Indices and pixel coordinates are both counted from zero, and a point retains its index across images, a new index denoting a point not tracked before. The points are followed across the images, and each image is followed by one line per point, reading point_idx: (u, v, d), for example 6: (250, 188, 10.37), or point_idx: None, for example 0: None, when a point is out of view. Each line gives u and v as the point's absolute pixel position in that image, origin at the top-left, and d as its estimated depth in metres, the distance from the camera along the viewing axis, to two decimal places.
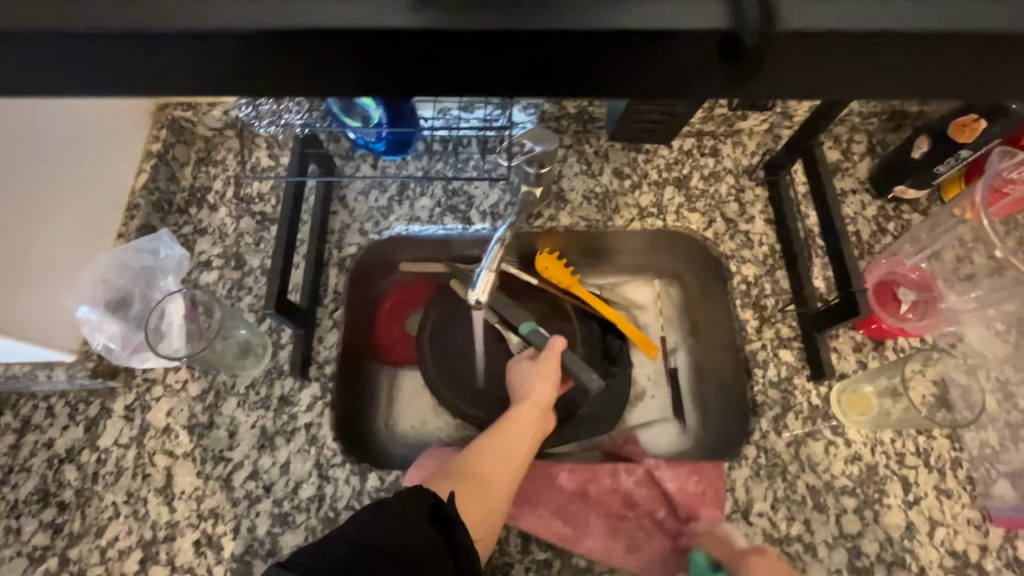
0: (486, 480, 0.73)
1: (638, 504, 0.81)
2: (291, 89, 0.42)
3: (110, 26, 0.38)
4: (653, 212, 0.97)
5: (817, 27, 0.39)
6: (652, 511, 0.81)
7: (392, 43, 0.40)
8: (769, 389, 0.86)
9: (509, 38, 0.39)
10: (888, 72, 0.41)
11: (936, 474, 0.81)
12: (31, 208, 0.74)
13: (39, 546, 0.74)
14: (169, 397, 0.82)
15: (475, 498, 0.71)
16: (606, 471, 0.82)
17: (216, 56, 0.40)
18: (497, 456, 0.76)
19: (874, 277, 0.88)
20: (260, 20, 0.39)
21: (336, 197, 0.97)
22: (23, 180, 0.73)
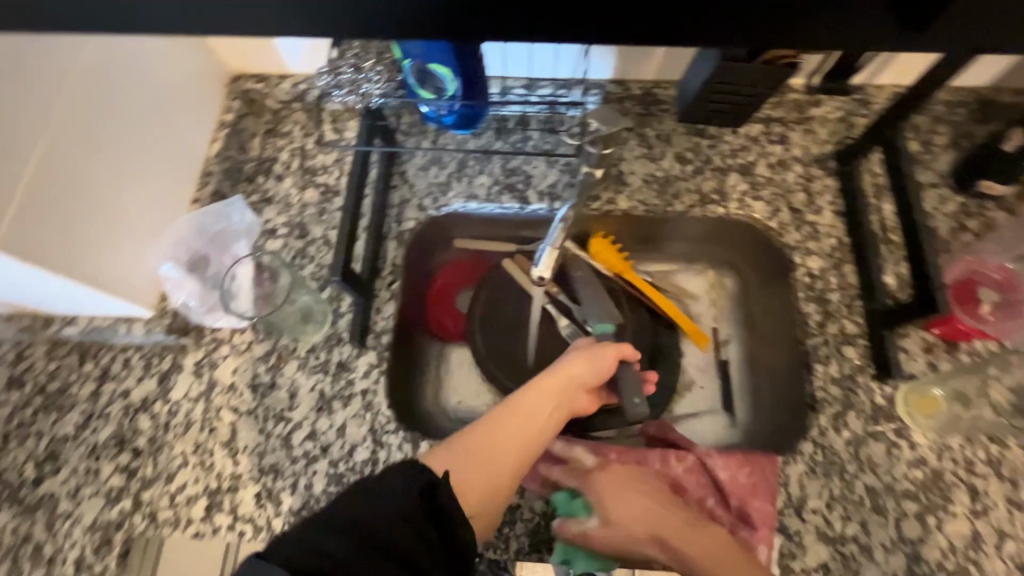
0: (494, 455, 0.66)
1: (688, 490, 0.80)
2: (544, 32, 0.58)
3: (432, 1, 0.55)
4: (716, 198, 0.95)
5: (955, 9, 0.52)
6: (702, 498, 0.80)
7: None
8: (830, 385, 0.83)
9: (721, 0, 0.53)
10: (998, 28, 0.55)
11: (1007, 485, 0.77)
12: (121, 167, 0.79)
13: (115, 487, 0.79)
14: (236, 356, 0.86)
15: (476, 473, 0.64)
16: (656, 456, 0.82)
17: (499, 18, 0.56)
18: (512, 432, 0.68)
19: (952, 277, 0.84)
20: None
21: (396, 171, 0.97)
22: (114, 139, 0.77)
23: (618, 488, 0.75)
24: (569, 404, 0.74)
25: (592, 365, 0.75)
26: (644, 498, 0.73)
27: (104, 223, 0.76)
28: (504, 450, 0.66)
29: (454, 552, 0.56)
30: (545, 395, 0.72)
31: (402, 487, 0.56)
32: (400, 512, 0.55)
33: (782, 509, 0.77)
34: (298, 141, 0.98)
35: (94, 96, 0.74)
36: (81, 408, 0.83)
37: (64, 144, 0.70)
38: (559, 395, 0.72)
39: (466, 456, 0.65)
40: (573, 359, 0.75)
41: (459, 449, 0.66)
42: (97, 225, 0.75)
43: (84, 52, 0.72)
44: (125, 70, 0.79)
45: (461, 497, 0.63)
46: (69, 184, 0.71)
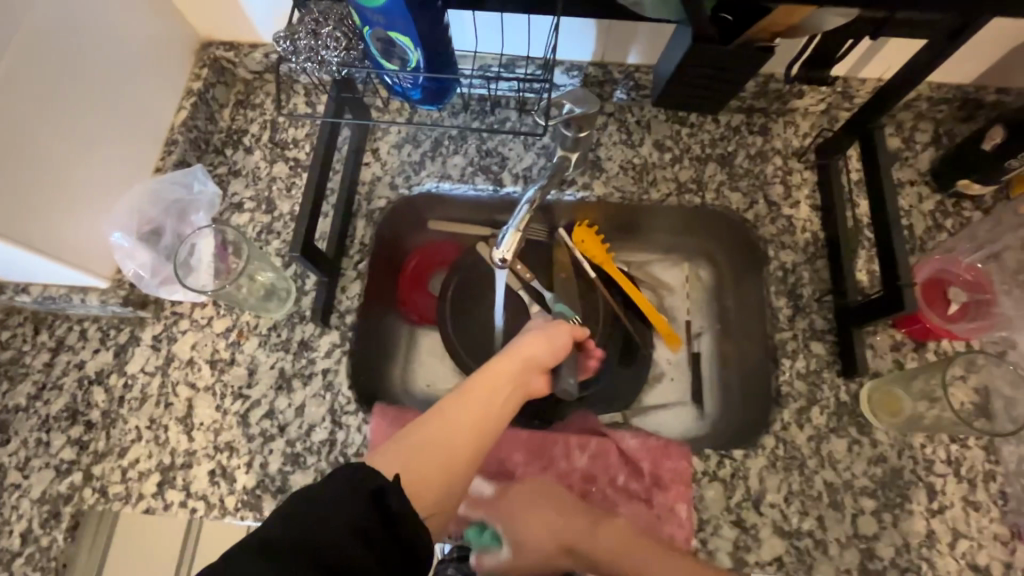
0: (446, 448, 0.63)
1: (596, 477, 0.80)
2: None
3: None
4: (692, 187, 0.93)
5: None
6: (612, 478, 0.80)
7: None
8: (796, 379, 0.82)
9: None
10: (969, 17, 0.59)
11: (966, 485, 0.77)
12: (68, 130, 0.74)
13: (66, 460, 0.78)
14: (196, 331, 0.84)
15: (427, 468, 0.62)
16: (559, 454, 0.81)
17: None
18: (464, 420, 0.66)
19: (923, 275, 0.83)
20: None
21: (368, 148, 0.95)
22: (62, 100, 0.73)
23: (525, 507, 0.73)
24: (524, 388, 0.73)
25: (548, 346, 0.77)
26: (546, 511, 0.72)
27: (48, 189, 0.72)
28: (456, 441, 0.64)
29: (409, 556, 0.54)
30: (499, 380, 0.71)
31: (352, 496, 0.53)
32: (347, 522, 0.52)
33: (740, 502, 0.76)
34: (270, 114, 0.96)
35: (40, 53, 0.70)
36: (34, 379, 0.81)
37: (1, 103, 0.66)
38: (515, 380, 0.72)
39: (413, 452, 0.62)
40: (528, 343, 0.75)
41: (406, 447, 0.63)
42: (40, 190, 0.71)
43: (34, 7, 0.68)
44: (79, 28, 0.74)
45: (411, 496, 0.60)
46: (7, 145, 0.67)
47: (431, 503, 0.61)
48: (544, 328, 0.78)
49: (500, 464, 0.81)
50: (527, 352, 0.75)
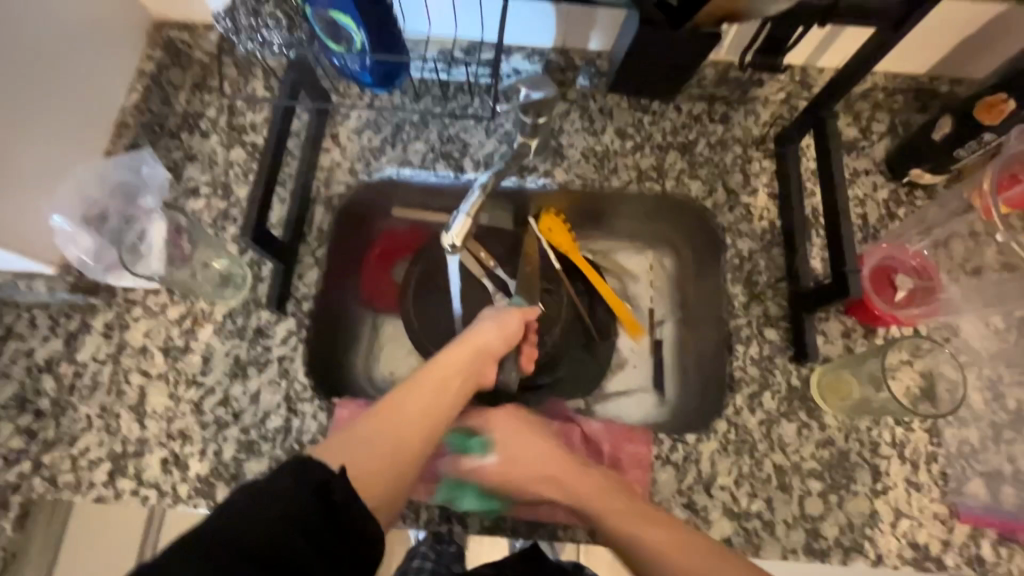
0: (396, 441, 0.63)
1: None
2: None
3: None
4: (653, 175, 0.94)
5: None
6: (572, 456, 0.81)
7: None
8: (749, 365, 0.84)
9: None
10: None
11: (909, 466, 0.79)
12: (9, 108, 0.72)
13: (15, 449, 0.76)
14: (149, 319, 0.83)
15: (376, 462, 0.61)
16: None
17: None
18: (413, 413, 0.65)
19: (871, 261, 0.85)
20: None
21: (328, 133, 0.93)
22: (3, 77, 0.71)
23: (515, 431, 0.77)
24: (475, 378, 0.73)
25: (499, 335, 0.77)
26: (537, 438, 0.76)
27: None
28: (406, 434, 0.64)
29: (353, 545, 0.54)
30: (448, 373, 0.70)
31: (291, 488, 0.53)
32: (276, 513, 0.51)
33: (691, 485, 0.78)
34: (226, 97, 0.93)
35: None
36: None
37: None
38: (467, 369, 0.72)
39: (361, 446, 0.61)
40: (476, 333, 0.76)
41: (352, 442, 0.61)
42: None
43: None
44: (22, 3, 0.72)
45: (364, 491, 0.59)
46: None
47: (382, 497, 0.60)
48: (497, 316, 0.79)
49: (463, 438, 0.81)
50: (477, 340, 0.75)
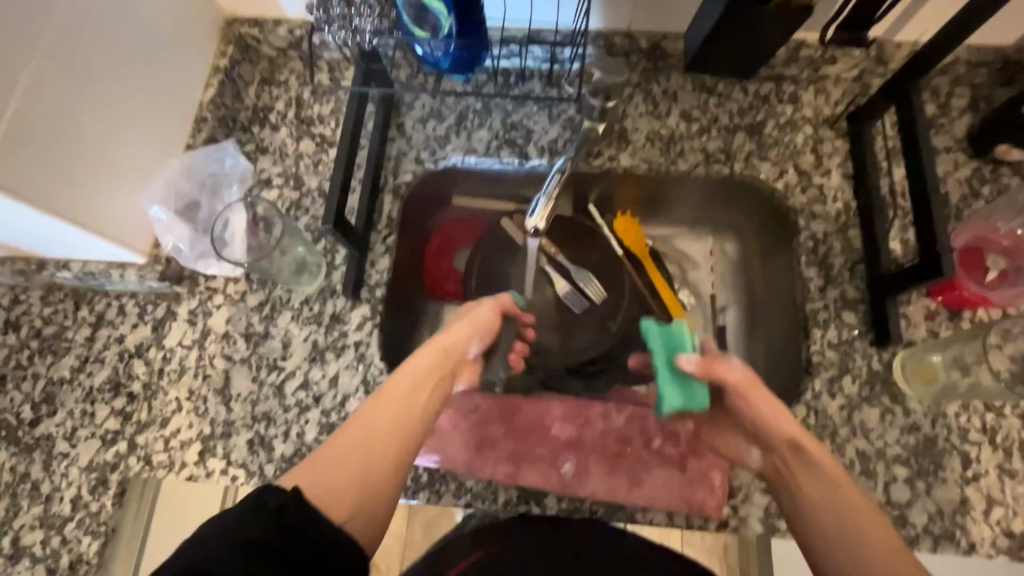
0: (365, 450, 0.57)
1: (632, 438, 0.81)
2: None
3: None
4: (720, 158, 0.92)
5: None
6: (647, 438, 0.81)
7: None
8: (827, 349, 0.82)
9: None
10: None
11: (1000, 453, 0.76)
12: (96, 104, 0.74)
13: (111, 430, 0.80)
14: (230, 306, 0.85)
15: (343, 475, 0.55)
16: (597, 414, 0.83)
17: None
18: (383, 420, 0.60)
19: (959, 242, 0.82)
20: None
21: (394, 124, 0.95)
22: (91, 74, 0.73)
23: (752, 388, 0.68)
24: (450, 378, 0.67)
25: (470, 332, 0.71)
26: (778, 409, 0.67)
27: (78, 162, 0.72)
28: (375, 444, 0.58)
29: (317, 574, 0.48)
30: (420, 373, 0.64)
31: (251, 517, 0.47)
32: (240, 538, 0.46)
33: None
34: (294, 91, 0.95)
35: (72, 28, 0.69)
36: (77, 352, 0.83)
37: (44, 79, 0.66)
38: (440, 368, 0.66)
39: (331, 461, 0.56)
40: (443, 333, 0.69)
41: (322, 457, 0.56)
42: (72, 164, 0.71)
43: None
44: (106, 0, 0.74)
45: (331, 504, 0.53)
46: (40, 118, 0.67)
47: (355, 508, 0.54)
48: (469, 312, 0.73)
49: (538, 419, 0.82)
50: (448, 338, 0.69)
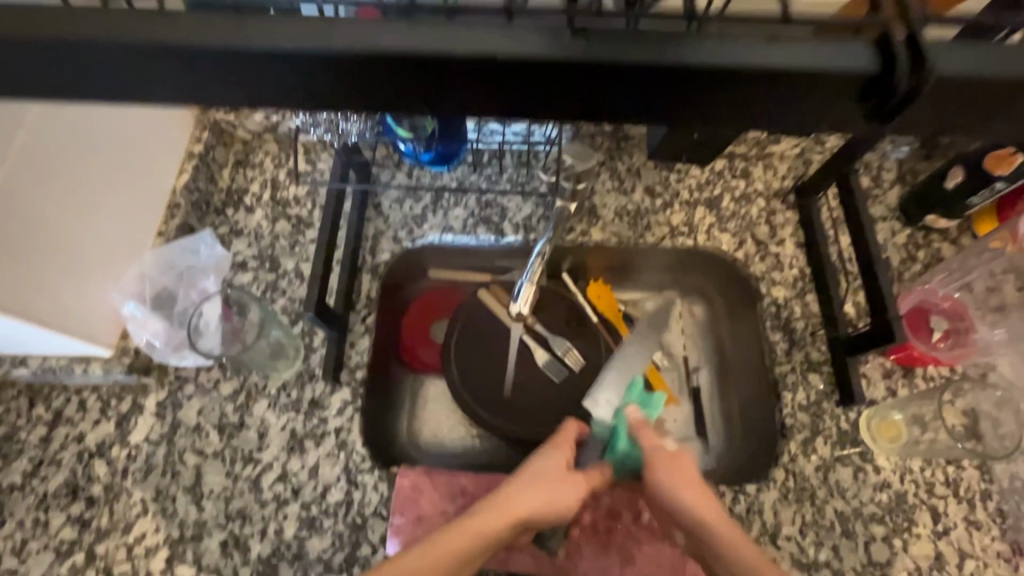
0: None
1: (620, 512, 0.80)
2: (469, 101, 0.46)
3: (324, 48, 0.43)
4: (684, 231, 0.98)
5: (965, 70, 0.43)
6: (635, 511, 0.80)
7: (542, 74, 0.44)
8: (798, 412, 0.86)
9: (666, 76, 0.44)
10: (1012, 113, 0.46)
11: (965, 505, 0.80)
12: (58, 201, 0.72)
13: (67, 540, 0.74)
14: (202, 396, 0.82)
15: None
16: None
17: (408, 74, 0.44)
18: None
19: (906, 306, 0.89)
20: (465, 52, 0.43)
21: (371, 204, 0.96)
22: (54, 173, 0.71)
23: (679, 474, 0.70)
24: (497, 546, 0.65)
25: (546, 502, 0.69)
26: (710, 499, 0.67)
27: (36, 263, 0.69)
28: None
29: None
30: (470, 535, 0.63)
31: None
32: None
33: (758, 537, 0.79)
34: (269, 172, 0.96)
35: (35, 129, 0.68)
36: (31, 455, 0.78)
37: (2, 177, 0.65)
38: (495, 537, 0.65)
39: None
40: (517, 495, 0.68)
41: None
42: (32, 262, 0.68)
43: None
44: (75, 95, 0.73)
45: None
46: None
47: None
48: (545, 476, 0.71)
49: None
50: (518, 499, 0.68)
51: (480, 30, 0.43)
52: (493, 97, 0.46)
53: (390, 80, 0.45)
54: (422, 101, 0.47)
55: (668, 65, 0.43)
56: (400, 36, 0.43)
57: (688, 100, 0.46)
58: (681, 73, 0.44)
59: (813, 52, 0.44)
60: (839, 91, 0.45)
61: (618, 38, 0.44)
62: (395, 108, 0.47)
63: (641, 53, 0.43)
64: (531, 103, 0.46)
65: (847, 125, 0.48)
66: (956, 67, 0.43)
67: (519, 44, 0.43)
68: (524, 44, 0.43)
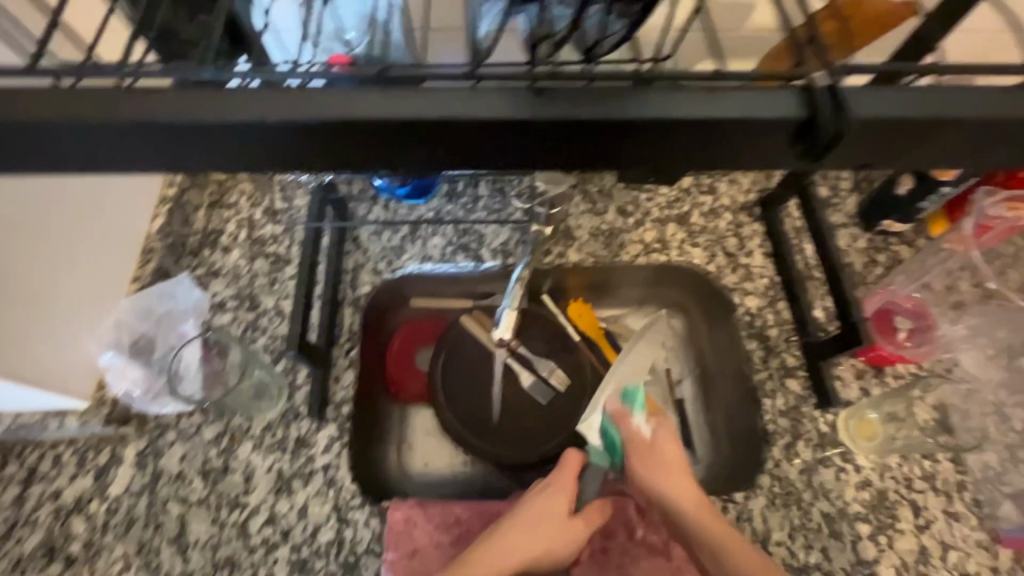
0: None
1: (614, 530, 0.81)
2: (422, 162, 0.48)
3: (278, 118, 0.44)
4: (657, 248, 1.01)
5: (878, 114, 0.45)
6: (629, 528, 0.81)
7: (485, 131, 0.45)
8: (778, 417, 0.88)
9: (606, 127, 0.45)
10: (936, 145, 0.48)
11: (943, 497, 0.83)
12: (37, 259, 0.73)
13: None
14: (184, 442, 0.80)
15: None
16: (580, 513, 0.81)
17: (358, 137, 0.45)
18: None
19: (872, 308, 0.93)
20: (417, 114, 0.44)
21: (349, 237, 0.97)
22: (31, 232, 0.72)
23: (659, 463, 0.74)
24: None
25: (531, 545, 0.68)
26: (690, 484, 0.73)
27: (16, 323, 0.70)
28: None
29: None
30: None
31: None
32: None
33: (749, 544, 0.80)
34: (245, 211, 0.95)
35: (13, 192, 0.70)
36: (5, 516, 0.75)
37: None
38: None
39: None
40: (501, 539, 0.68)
41: None
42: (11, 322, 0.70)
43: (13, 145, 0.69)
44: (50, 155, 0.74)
45: None
46: None
47: None
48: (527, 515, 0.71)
49: None
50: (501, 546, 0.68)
51: (437, 93, 0.45)
52: (444, 153, 0.47)
53: (342, 141, 0.46)
54: (382, 159, 0.48)
55: (606, 120, 0.45)
56: (350, 102, 0.44)
57: (635, 151, 0.48)
58: (625, 126, 0.46)
59: (744, 102, 0.46)
60: (774, 134, 0.47)
61: (560, 96, 0.45)
62: (356, 167, 0.48)
63: (582, 109, 0.45)
64: (483, 156, 0.48)
65: (786, 163, 0.50)
66: (868, 109, 0.45)
67: (472, 105, 0.45)
68: (470, 106, 0.45)
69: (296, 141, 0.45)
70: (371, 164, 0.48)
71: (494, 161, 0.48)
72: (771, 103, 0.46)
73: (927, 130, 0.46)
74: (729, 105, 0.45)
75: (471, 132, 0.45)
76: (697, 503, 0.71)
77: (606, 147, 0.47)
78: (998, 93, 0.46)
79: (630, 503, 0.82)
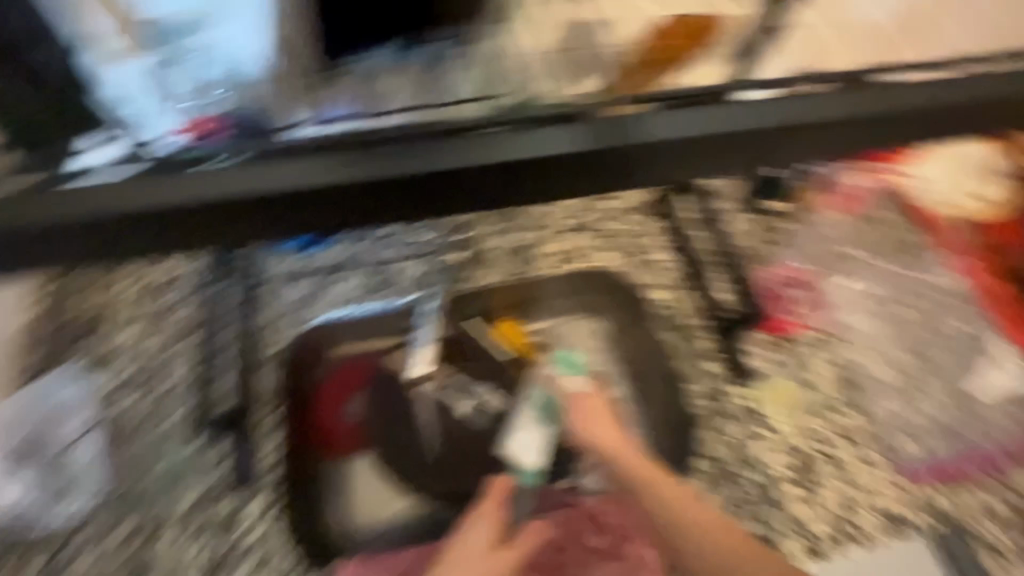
0: None
1: (566, 545, 0.81)
2: (281, 233, 0.50)
3: (129, 207, 0.47)
4: (568, 256, 1.04)
5: (681, 131, 0.51)
6: (579, 536, 0.82)
7: (321, 195, 0.49)
8: (700, 400, 0.93)
9: (439, 176, 0.50)
10: (761, 141, 0.52)
11: (856, 448, 0.90)
12: None
13: None
14: (99, 544, 0.78)
15: None
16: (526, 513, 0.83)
17: (206, 216, 0.48)
18: None
19: (765, 284, 1.01)
20: (261, 186, 0.48)
21: (256, 292, 0.93)
22: None
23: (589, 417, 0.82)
24: None
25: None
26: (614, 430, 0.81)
27: None
28: None
29: None
30: None
31: None
32: None
33: None
34: (139, 286, 0.92)
35: None
36: None
37: None
38: None
39: None
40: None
41: None
42: None
43: None
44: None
45: None
46: None
47: None
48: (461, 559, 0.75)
49: None
50: None
51: (278, 166, 0.49)
52: (300, 219, 0.50)
53: (191, 223, 0.49)
54: (237, 239, 0.50)
55: (435, 170, 0.50)
56: (195, 185, 0.48)
57: (476, 200, 0.52)
58: (450, 177, 0.50)
59: (542, 138, 0.51)
60: (586, 167, 0.51)
61: (387, 154, 0.50)
62: (216, 244, 0.50)
63: (413, 163, 0.50)
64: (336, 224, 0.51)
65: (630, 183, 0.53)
66: (666, 132, 0.51)
67: (321, 176, 0.49)
68: (316, 171, 0.49)
69: (145, 228, 0.48)
70: (219, 243, 0.50)
71: (344, 220, 0.51)
72: (569, 135, 0.51)
73: (742, 141, 0.51)
74: (536, 141, 0.51)
75: (316, 198, 0.49)
76: (617, 444, 0.81)
77: (445, 194, 0.51)
78: (802, 100, 0.52)
79: (579, 512, 0.83)
